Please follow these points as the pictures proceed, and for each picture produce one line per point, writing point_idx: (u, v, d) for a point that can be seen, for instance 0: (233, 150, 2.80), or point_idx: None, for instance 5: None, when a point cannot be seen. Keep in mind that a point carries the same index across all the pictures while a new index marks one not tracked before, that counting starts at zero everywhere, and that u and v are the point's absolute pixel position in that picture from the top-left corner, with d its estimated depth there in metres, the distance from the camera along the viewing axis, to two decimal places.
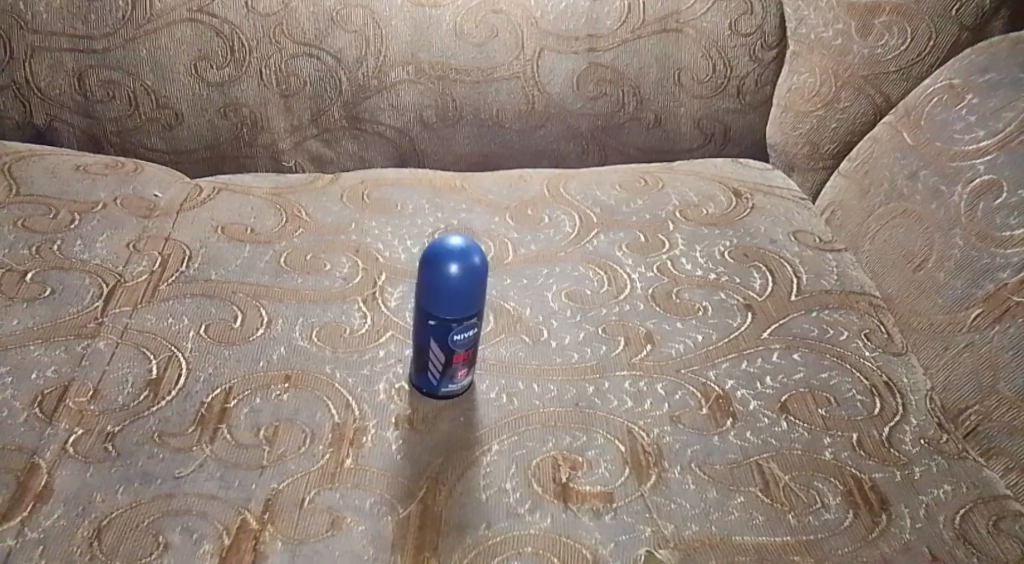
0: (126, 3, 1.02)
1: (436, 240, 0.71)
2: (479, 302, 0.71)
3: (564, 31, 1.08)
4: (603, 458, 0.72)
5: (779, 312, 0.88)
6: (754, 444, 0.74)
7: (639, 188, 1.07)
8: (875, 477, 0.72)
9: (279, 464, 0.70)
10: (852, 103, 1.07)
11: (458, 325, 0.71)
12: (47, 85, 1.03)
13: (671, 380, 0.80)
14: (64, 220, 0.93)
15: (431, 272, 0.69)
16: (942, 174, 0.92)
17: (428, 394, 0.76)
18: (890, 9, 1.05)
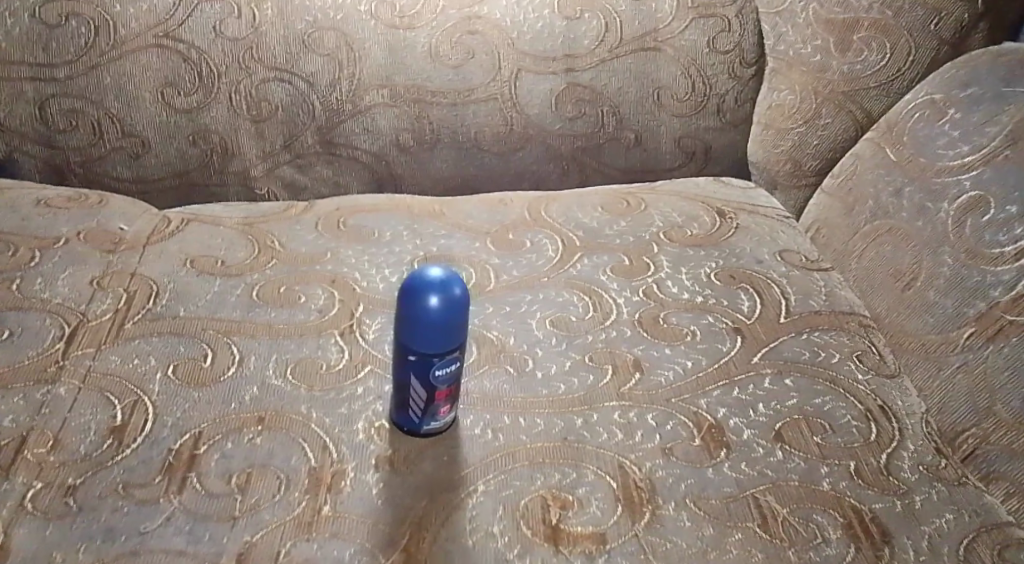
0: (88, 30, 0.99)
1: (414, 271, 0.68)
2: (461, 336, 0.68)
3: (541, 51, 1.06)
4: (594, 496, 0.69)
5: (769, 336, 0.86)
6: (749, 476, 0.71)
7: (621, 209, 1.05)
8: (874, 507, 0.69)
9: (253, 514, 0.66)
10: (832, 120, 1.06)
11: (439, 360, 0.68)
12: (7, 116, 1.00)
13: (661, 410, 0.77)
14: (24, 258, 0.89)
15: (410, 306, 0.67)
16: (928, 191, 0.90)
17: (409, 432, 0.73)
18: (869, 24, 1.04)
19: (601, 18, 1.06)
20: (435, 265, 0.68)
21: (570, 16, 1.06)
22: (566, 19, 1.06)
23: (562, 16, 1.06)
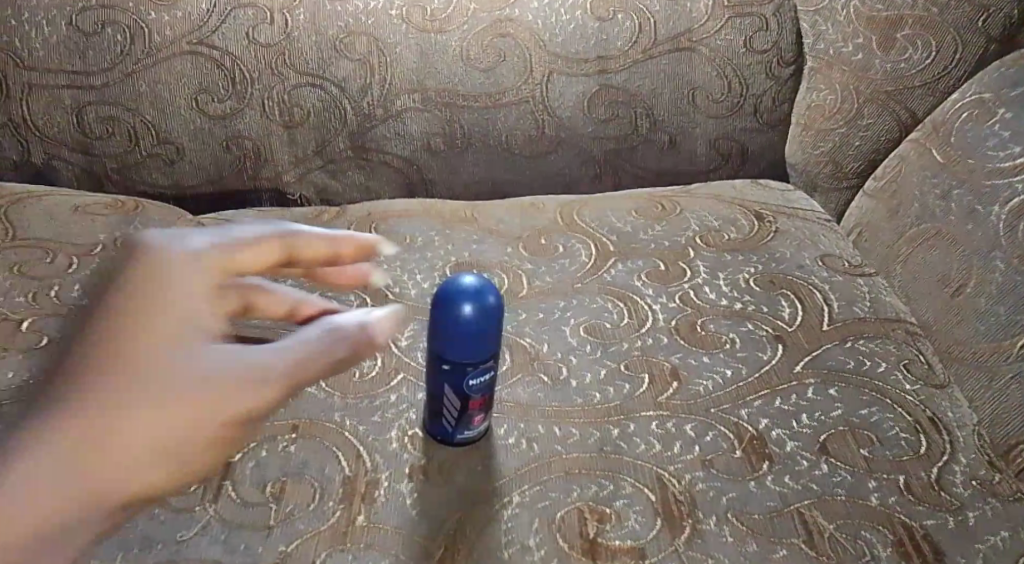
0: (124, 37, 0.99)
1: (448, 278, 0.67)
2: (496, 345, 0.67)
3: (573, 53, 1.04)
4: (632, 509, 0.67)
5: (812, 344, 0.83)
6: (794, 489, 0.69)
7: (657, 213, 1.03)
8: (925, 524, 0.67)
9: (288, 524, 0.65)
10: (875, 119, 1.02)
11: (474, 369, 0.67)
12: (44, 123, 1.00)
13: (700, 420, 0.75)
14: (62, 264, 0.89)
15: (444, 314, 0.65)
16: (977, 194, 0.88)
17: (442, 441, 0.72)
18: (913, 21, 1.00)
19: (635, 18, 1.04)
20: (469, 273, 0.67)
21: (603, 17, 1.04)
22: (599, 20, 1.04)
23: (594, 17, 1.04)
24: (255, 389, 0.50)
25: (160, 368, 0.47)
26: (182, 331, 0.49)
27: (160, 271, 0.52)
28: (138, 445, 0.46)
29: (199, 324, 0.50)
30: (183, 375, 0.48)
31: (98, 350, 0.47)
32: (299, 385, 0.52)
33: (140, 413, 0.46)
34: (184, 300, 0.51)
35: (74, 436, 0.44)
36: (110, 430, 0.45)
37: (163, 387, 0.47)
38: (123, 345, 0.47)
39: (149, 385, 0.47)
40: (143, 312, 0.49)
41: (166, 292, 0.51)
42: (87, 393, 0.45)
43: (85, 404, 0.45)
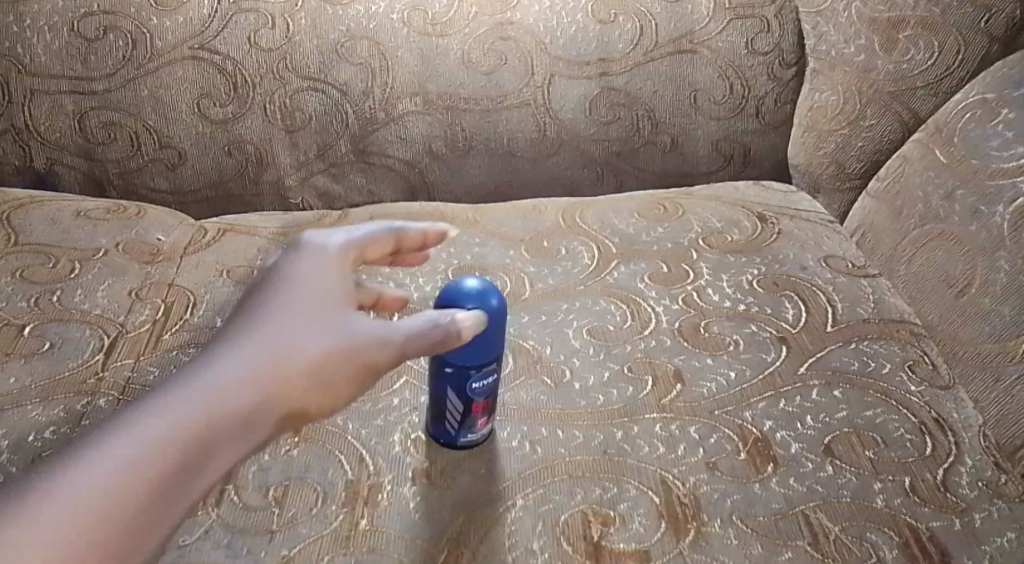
0: (126, 42, 0.99)
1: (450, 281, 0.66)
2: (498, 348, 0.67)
3: (575, 56, 1.04)
4: (636, 512, 0.67)
5: (816, 345, 0.83)
6: (799, 492, 0.69)
7: (659, 215, 1.03)
8: (931, 526, 0.67)
9: (291, 528, 0.65)
10: (877, 120, 1.02)
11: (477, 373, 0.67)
12: (46, 128, 1.00)
13: (704, 422, 0.75)
14: (64, 269, 0.89)
15: None
16: (981, 194, 0.86)
17: (446, 444, 0.72)
18: (915, 22, 1.00)
19: (636, 20, 1.04)
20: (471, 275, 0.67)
21: (605, 20, 1.04)
22: (600, 22, 1.04)
23: (595, 20, 1.04)
24: (384, 340, 0.56)
25: (307, 314, 0.53)
26: (322, 289, 0.56)
27: (301, 245, 0.58)
28: (291, 374, 0.51)
29: (334, 286, 0.56)
30: (326, 323, 0.54)
31: (259, 299, 0.54)
32: (417, 348, 0.57)
33: (294, 348, 0.51)
34: (320, 268, 0.57)
35: (240, 362, 0.50)
36: (267, 361, 0.50)
37: (310, 329, 0.53)
38: (278, 295, 0.54)
39: (300, 326, 0.52)
40: (288, 275, 0.55)
41: (306, 261, 0.57)
42: (254, 328, 0.52)
43: (254, 336, 0.51)
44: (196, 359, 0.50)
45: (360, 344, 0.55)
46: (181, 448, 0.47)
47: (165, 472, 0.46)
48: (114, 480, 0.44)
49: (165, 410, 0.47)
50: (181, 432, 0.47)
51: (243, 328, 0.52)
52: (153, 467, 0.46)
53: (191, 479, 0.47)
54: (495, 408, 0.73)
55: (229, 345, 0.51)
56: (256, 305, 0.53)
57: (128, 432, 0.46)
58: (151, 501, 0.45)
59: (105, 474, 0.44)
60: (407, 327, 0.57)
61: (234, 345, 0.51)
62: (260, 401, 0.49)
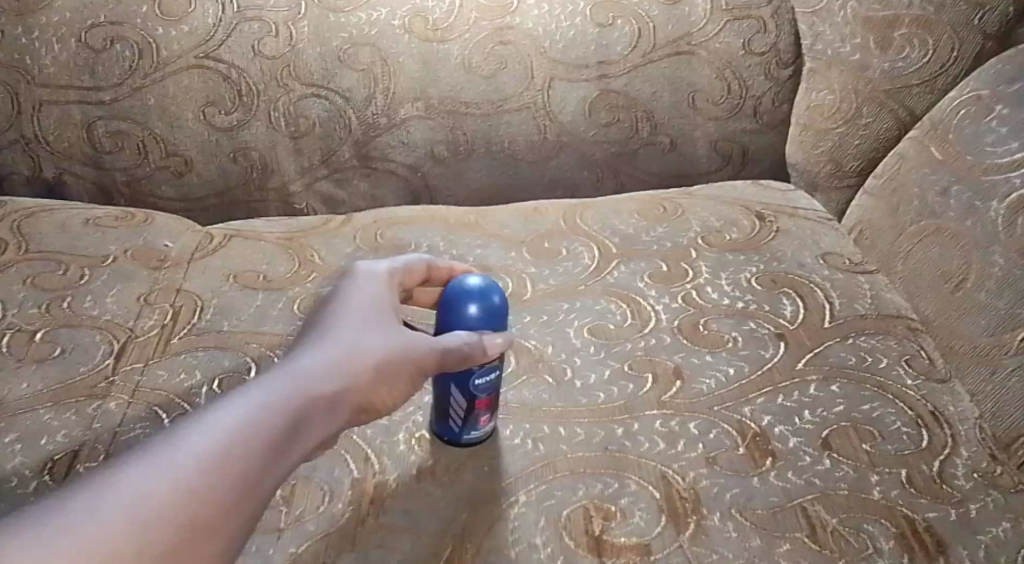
0: (132, 53, 1.01)
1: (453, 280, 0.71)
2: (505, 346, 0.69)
3: (574, 59, 1.06)
4: (637, 506, 0.68)
5: (813, 341, 0.84)
6: (797, 485, 0.70)
7: (658, 215, 1.04)
8: (928, 517, 0.68)
9: (298, 526, 0.67)
10: (874, 119, 1.03)
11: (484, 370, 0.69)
12: (55, 138, 1.02)
13: (704, 418, 0.76)
14: (74, 276, 0.91)
15: (449, 313, 0.68)
16: (975, 190, 0.87)
17: (449, 442, 0.73)
18: (909, 21, 1.00)
19: (634, 23, 1.06)
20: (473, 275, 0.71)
21: (603, 23, 1.06)
22: (598, 26, 1.05)
23: (594, 23, 1.05)
24: (433, 348, 0.65)
25: (371, 326, 0.64)
26: (380, 308, 0.66)
27: (355, 276, 0.69)
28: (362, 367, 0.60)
29: (387, 307, 0.67)
30: (386, 332, 0.64)
31: (330, 313, 0.64)
32: (456, 358, 0.66)
33: (366, 348, 0.61)
34: (377, 292, 0.68)
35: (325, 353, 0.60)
36: (346, 354, 0.60)
37: (376, 337, 0.63)
38: (346, 310, 0.64)
39: (367, 331, 0.63)
40: (351, 297, 0.66)
41: (362, 288, 0.68)
42: (331, 332, 0.62)
43: (331, 337, 0.61)
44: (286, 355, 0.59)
45: (416, 348, 0.64)
46: (286, 411, 0.54)
47: (274, 424, 0.53)
48: (237, 425, 0.52)
49: (267, 385, 0.55)
50: (282, 399, 0.55)
51: (324, 333, 0.62)
52: (265, 423, 0.53)
53: (291, 440, 0.54)
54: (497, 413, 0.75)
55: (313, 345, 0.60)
56: (328, 318, 0.64)
57: (241, 398, 0.54)
58: (265, 448, 0.52)
59: (228, 425, 0.52)
60: (449, 338, 0.66)
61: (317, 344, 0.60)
62: (340, 385, 0.58)
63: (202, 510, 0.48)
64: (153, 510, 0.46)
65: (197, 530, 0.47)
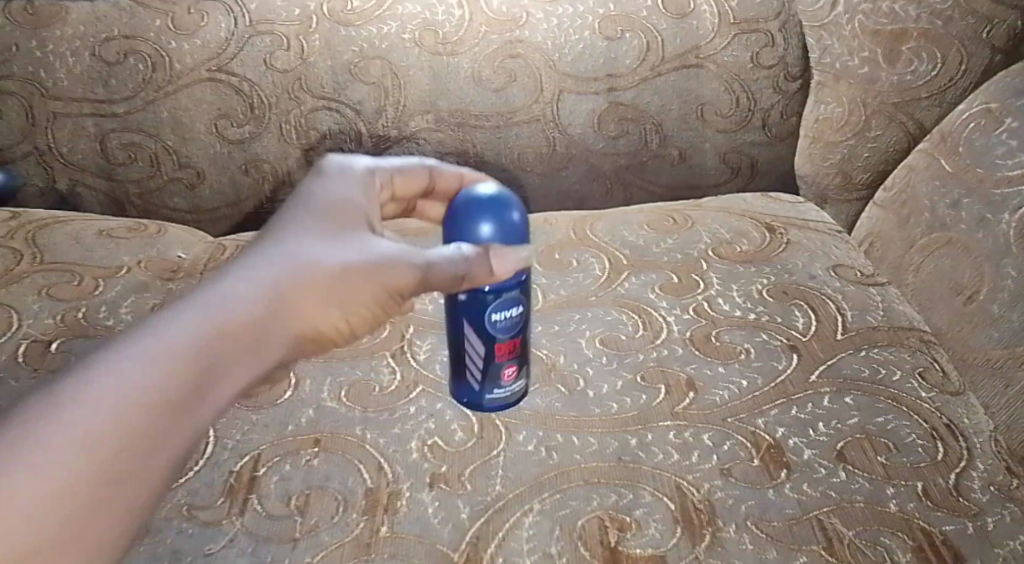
0: (146, 66, 1.01)
1: (467, 195, 0.71)
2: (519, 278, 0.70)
3: (583, 72, 1.06)
4: (652, 518, 0.68)
5: (826, 353, 0.84)
6: (812, 496, 0.70)
7: (668, 227, 1.04)
8: (945, 530, 0.67)
9: (312, 536, 0.67)
10: (883, 131, 1.03)
11: (498, 308, 0.71)
12: (68, 150, 1.03)
13: (717, 429, 0.76)
14: (88, 287, 0.91)
15: (463, 230, 0.69)
16: (987, 202, 0.87)
17: (476, 392, 0.75)
18: (917, 34, 1.00)
19: (643, 36, 1.06)
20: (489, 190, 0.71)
21: (611, 36, 1.06)
22: (608, 39, 1.06)
23: (603, 36, 1.06)
24: (407, 262, 0.63)
25: (331, 241, 0.62)
26: (347, 220, 0.64)
27: (332, 180, 0.68)
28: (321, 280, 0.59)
29: (356, 218, 0.65)
30: (348, 248, 0.62)
31: (295, 219, 0.63)
32: (441, 275, 0.64)
33: (321, 266, 0.60)
34: (349, 200, 0.66)
35: (273, 269, 0.58)
36: (299, 270, 0.59)
37: (334, 252, 0.61)
38: (311, 218, 0.63)
39: (324, 247, 0.61)
40: (319, 203, 0.65)
41: (333, 194, 0.66)
42: (285, 244, 0.60)
43: (284, 250, 0.60)
44: (234, 265, 0.58)
45: (381, 267, 0.62)
46: (225, 332, 0.53)
47: (215, 339, 0.53)
48: (173, 342, 0.51)
49: (212, 296, 0.54)
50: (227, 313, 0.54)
51: (279, 246, 0.60)
52: (204, 339, 0.52)
53: (236, 351, 0.54)
54: (525, 369, 0.77)
55: (263, 257, 0.59)
56: (286, 227, 0.62)
57: (174, 317, 0.53)
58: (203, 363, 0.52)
59: (164, 342, 0.51)
60: (433, 253, 0.65)
61: (267, 258, 0.59)
62: (293, 299, 0.58)
63: (127, 445, 0.48)
64: (72, 447, 0.47)
65: (122, 469, 0.48)
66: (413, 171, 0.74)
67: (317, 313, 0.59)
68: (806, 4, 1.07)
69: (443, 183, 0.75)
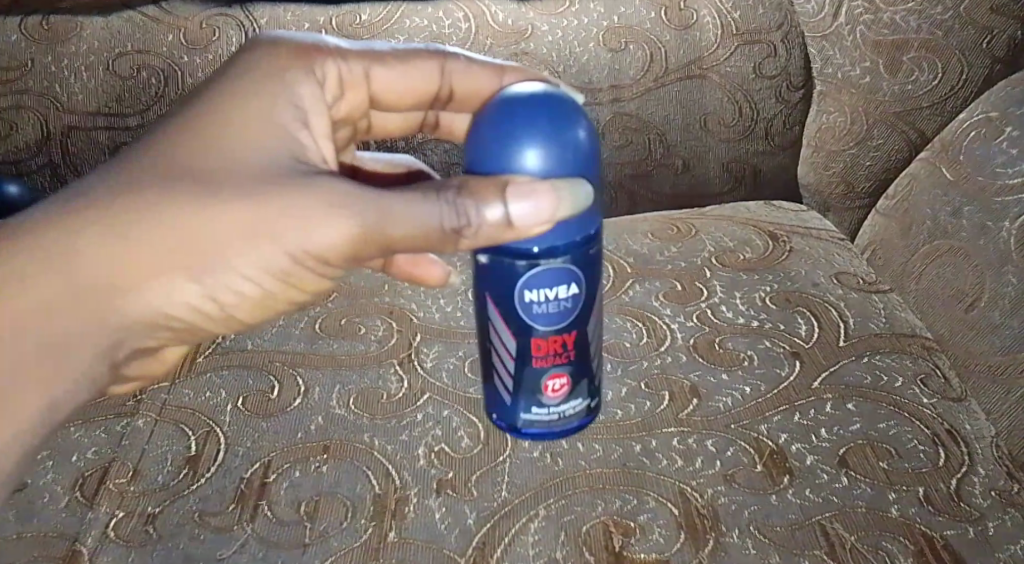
0: (158, 80, 1.04)
1: (536, 97, 0.61)
2: (545, 247, 0.64)
3: (587, 83, 1.08)
4: (656, 523, 0.69)
5: (829, 359, 0.85)
6: (814, 502, 0.71)
7: (671, 236, 1.05)
8: (946, 534, 0.68)
9: (322, 541, 0.68)
10: (885, 140, 1.04)
11: (525, 287, 0.66)
12: (82, 163, 1.06)
13: (721, 436, 0.77)
14: None
15: (505, 153, 0.60)
16: (988, 211, 0.88)
17: (518, 393, 0.72)
18: (919, 45, 1.01)
19: (646, 47, 1.08)
20: (563, 102, 0.61)
21: (616, 48, 1.08)
22: (611, 50, 1.08)
23: (607, 48, 1.08)
24: (331, 209, 0.61)
25: (198, 182, 0.61)
26: (238, 144, 0.62)
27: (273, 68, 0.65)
28: (208, 229, 0.61)
29: (273, 132, 0.63)
30: (210, 195, 0.61)
31: (206, 149, 0.61)
32: (396, 222, 0.61)
33: (169, 217, 0.60)
34: (282, 119, 0.64)
35: (139, 212, 0.60)
36: (172, 213, 0.60)
37: (188, 203, 0.60)
38: (223, 150, 0.62)
39: (178, 194, 0.60)
40: (226, 112, 0.63)
41: (242, 100, 0.63)
42: (179, 178, 0.61)
43: (170, 181, 0.61)
44: (91, 200, 0.60)
45: (262, 219, 0.61)
46: (85, 285, 0.60)
47: (73, 293, 0.59)
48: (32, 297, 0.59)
49: (74, 246, 0.59)
50: (87, 268, 0.59)
51: (129, 187, 0.61)
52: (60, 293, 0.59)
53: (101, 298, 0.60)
54: (573, 388, 0.72)
55: (106, 198, 0.60)
56: (148, 154, 0.62)
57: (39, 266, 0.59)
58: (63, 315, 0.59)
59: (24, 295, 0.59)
60: (390, 202, 0.61)
61: (109, 206, 0.60)
62: (170, 248, 0.60)
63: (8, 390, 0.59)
64: None
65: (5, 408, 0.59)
66: (428, 71, 0.74)
67: (171, 271, 0.61)
68: (808, 15, 1.07)
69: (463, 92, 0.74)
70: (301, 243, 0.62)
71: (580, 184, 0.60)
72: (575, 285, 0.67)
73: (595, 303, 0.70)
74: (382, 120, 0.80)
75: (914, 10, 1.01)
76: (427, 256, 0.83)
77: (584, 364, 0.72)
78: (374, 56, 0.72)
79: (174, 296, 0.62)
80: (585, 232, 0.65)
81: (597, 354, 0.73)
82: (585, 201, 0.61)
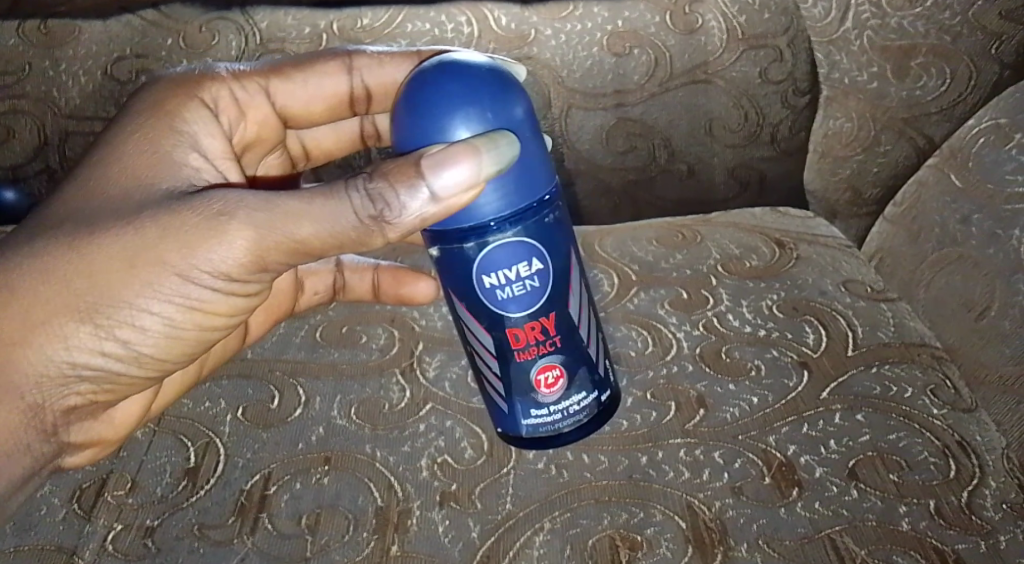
0: None
1: (451, 65, 0.61)
2: (494, 219, 0.62)
3: (591, 89, 1.08)
4: (663, 537, 0.68)
5: (837, 370, 0.84)
6: (824, 515, 0.70)
7: (676, 243, 1.04)
8: (957, 548, 0.67)
9: (324, 555, 0.67)
10: (892, 147, 1.03)
11: (491, 270, 0.64)
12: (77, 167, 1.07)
13: (729, 447, 0.76)
14: None
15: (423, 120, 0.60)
16: (997, 219, 0.87)
17: (513, 396, 0.70)
18: (926, 50, 1.00)
19: (651, 52, 1.07)
20: (479, 68, 0.61)
21: (620, 52, 1.07)
22: (615, 55, 1.07)
23: (611, 52, 1.07)
24: (217, 220, 0.61)
25: (89, 218, 0.62)
26: (116, 178, 0.63)
27: (154, 95, 0.70)
28: (105, 258, 0.61)
29: (156, 159, 0.65)
30: (87, 235, 0.61)
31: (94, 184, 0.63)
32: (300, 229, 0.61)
33: (51, 262, 0.61)
34: (161, 144, 0.67)
35: (40, 257, 0.61)
36: (69, 252, 0.61)
37: (68, 247, 0.61)
38: (112, 182, 0.63)
39: (59, 239, 0.61)
40: (106, 152, 0.65)
41: (123, 132, 0.66)
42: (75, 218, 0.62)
43: (68, 223, 0.62)
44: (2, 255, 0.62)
45: (154, 240, 0.61)
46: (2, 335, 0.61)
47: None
48: None
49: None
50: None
51: (15, 247, 0.62)
52: None
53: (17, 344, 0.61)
54: (570, 380, 0.70)
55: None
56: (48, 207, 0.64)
57: None
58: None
59: None
60: (288, 207, 0.61)
61: None
62: (72, 283, 0.61)
63: None
64: None
65: None
66: (329, 72, 0.78)
67: (62, 315, 0.62)
68: (815, 19, 1.04)
69: (375, 84, 0.78)
70: (190, 261, 0.62)
71: (500, 140, 0.59)
72: (536, 261, 0.65)
73: (570, 283, 0.68)
74: (315, 138, 0.88)
75: (923, 15, 0.99)
76: (412, 274, 0.88)
77: (574, 350, 0.70)
78: (271, 70, 0.78)
79: (71, 342, 0.62)
80: (532, 200, 0.63)
81: (591, 340, 0.71)
82: (510, 154, 0.60)
